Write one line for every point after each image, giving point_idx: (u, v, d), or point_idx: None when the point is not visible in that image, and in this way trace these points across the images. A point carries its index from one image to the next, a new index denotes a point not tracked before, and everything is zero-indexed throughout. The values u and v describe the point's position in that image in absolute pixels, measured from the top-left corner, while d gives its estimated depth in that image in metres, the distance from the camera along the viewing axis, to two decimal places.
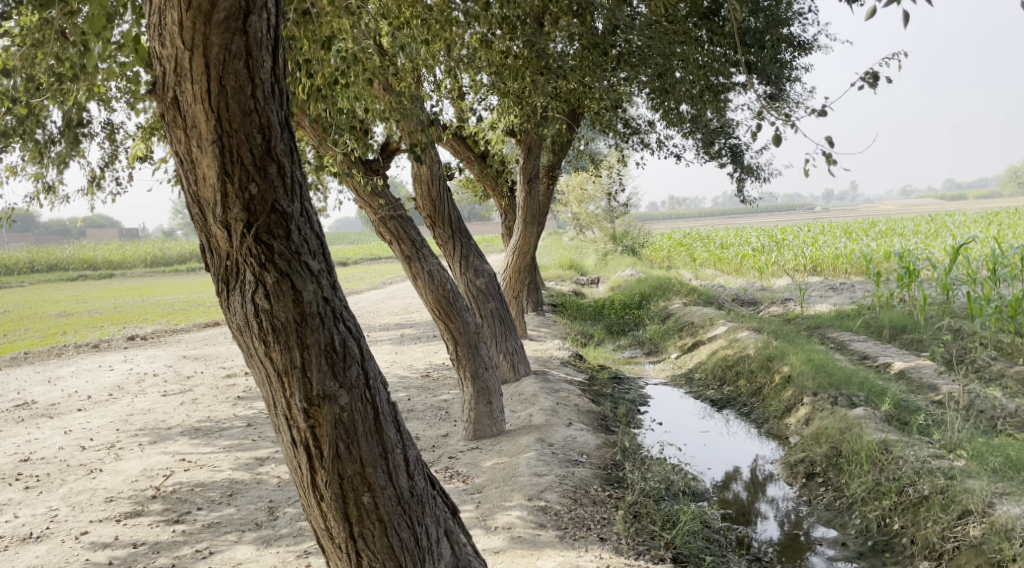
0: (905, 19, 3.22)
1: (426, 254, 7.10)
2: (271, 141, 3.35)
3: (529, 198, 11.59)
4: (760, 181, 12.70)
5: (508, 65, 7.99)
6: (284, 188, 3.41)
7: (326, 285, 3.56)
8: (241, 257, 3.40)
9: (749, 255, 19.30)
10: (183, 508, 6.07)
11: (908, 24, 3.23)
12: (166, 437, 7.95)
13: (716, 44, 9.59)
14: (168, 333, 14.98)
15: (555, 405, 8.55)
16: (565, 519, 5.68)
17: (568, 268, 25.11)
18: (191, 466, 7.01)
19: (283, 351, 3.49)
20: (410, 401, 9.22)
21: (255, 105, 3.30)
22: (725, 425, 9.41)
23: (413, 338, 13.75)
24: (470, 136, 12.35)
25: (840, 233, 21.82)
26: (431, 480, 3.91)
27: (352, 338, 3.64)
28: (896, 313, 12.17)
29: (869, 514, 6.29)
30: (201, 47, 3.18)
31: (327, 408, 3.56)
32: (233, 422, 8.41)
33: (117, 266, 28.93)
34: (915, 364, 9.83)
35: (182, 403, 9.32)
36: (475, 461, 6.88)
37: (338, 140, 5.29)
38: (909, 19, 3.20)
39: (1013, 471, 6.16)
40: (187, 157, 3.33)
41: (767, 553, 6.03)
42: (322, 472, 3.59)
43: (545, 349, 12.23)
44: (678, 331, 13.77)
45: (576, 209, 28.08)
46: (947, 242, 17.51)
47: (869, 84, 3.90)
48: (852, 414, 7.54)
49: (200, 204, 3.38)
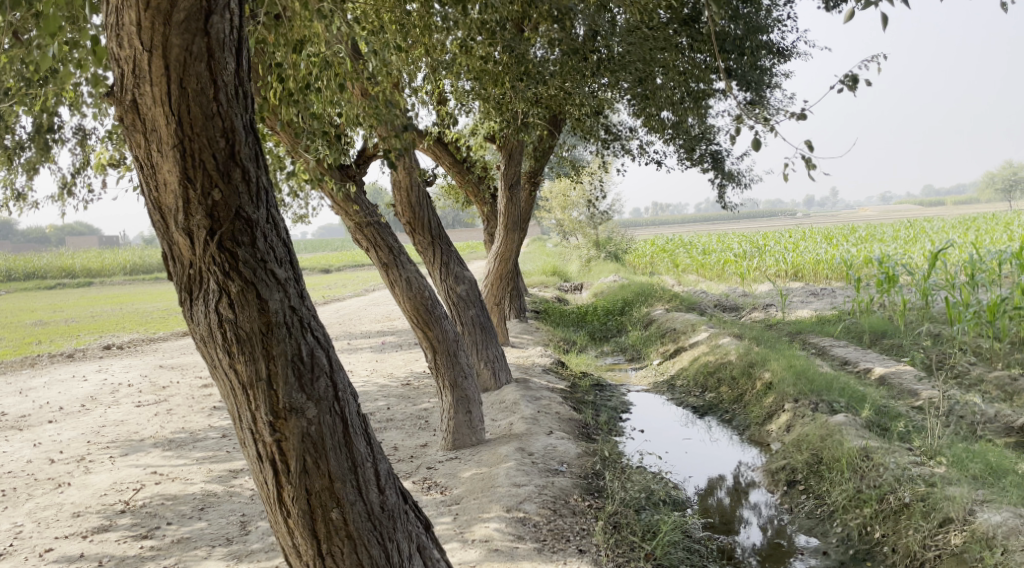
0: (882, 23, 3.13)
1: (404, 260, 6.98)
2: (235, 145, 3.26)
3: (511, 204, 11.46)
4: (741, 187, 12.72)
5: (489, 70, 8.18)
6: (248, 193, 3.32)
7: (293, 294, 3.47)
8: (205, 265, 3.29)
9: (731, 261, 19.35)
10: (152, 524, 5.92)
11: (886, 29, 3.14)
12: (138, 449, 7.78)
13: (697, 51, 9.67)
14: (145, 342, 14.76)
15: (536, 413, 8.46)
16: (544, 531, 5.59)
17: (551, 274, 25.07)
18: (163, 479, 6.86)
19: (248, 363, 3.39)
20: (390, 410, 9.09)
21: (218, 108, 3.21)
22: (706, 432, 9.37)
23: (394, 346, 13.62)
24: (452, 141, 12.26)
25: (820, 238, 21.94)
26: (403, 494, 3.81)
27: (320, 348, 3.55)
28: (876, 319, 12.18)
29: (850, 523, 6.24)
30: (161, 48, 3.09)
31: (294, 421, 3.46)
32: (207, 433, 8.25)
33: (95, 274, 28.38)
34: (895, 369, 9.84)
35: (156, 414, 9.14)
36: (453, 471, 6.76)
37: (311, 146, 5.10)
38: (887, 23, 3.14)
39: (993, 477, 6.15)
40: (148, 162, 3.23)
41: (749, 562, 5.98)
42: (289, 488, 3.49)
43: (527, 356, 12.15)
44: (660, 338, 13.72)
45: (560, 216, 28.07)
46: (925, 248, 17.65)
47: (849, 87, 3.79)
48: (833, 420, 7.50)
49: (161, 211, 3.28)
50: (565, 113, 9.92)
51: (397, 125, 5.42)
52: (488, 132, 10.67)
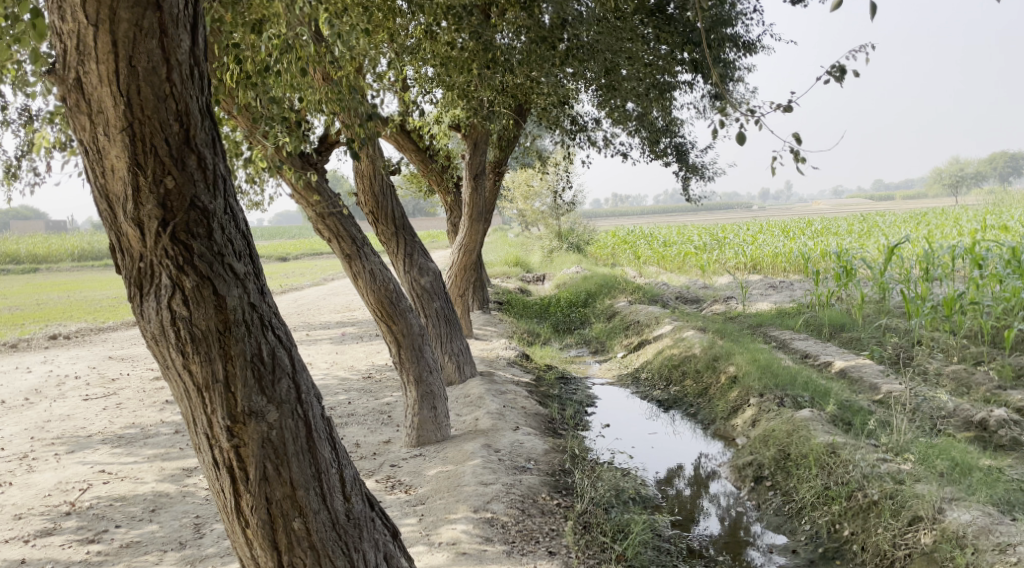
0: (872, 10, 3.05)
1: (367, 252, 6.73)
2: (189, 129, 3.05)
3: (475, 194, 11.24)
4: (705, 180, 12.67)
5: (455, 57, 7.97)
6: (205, 182, 3.12)
7: (252, 290, 3.27)
8: (156, 259, 3.07)
9: (691, 253, 19.40)
10: (99, 527, 5.64)
11: (877, 16, 3.07)
12: (85, 446, 7.45)
13: (663, 42, 9.40)
14: (94, 332, 14.27)
15: (501, 408, 8.30)
16: (512, 533, 5.45)
17: (513, 265, 24.91)
18: (111, 478, 6.56)
19: (204, 363, 3.18)
20: (351, 405, 8.87)
21: (171, 89, 2.99)
22: (671, 426, 9.34)
23: (354, 337, 13.34)
24: (415, 130, 11.95)
25: (778, 231, 22.11)
26: (370, 500, 3.66)
27: (282, 347, 3.37)
28: (835, 312, 12.23)
29: (818, 521, 6.20)
30: (108, 22, 2.86)
31: (253, 425, 3.27)
32: (159, 429, 7.94)
33: (41, 260, 27.52)
34: (856, 363, 9.87)
35: (104, 409, 8.78)
36: (418, 469, 6.58)
37: (270, 131, 4.72)
38: (878, 11, 3.03)
39: (959, 474, 6.14)
40: (93, 146, 3.00)
41: (709, 548, 6.10)
42: (248, 497, 3.31)
43: (491, 348, 11.97)
44: (624, 330, 13.65)
45: (522, 206, 27.87)
46: (880, 241, 17.87)
47: (837, 78, 3.75)
48: (799, 415, 7.47)
49: (109, 199, 3.05)
50: (530, 102, 9.72)
51: (360, 112, 5.12)
52: (453, 120, 10.47)
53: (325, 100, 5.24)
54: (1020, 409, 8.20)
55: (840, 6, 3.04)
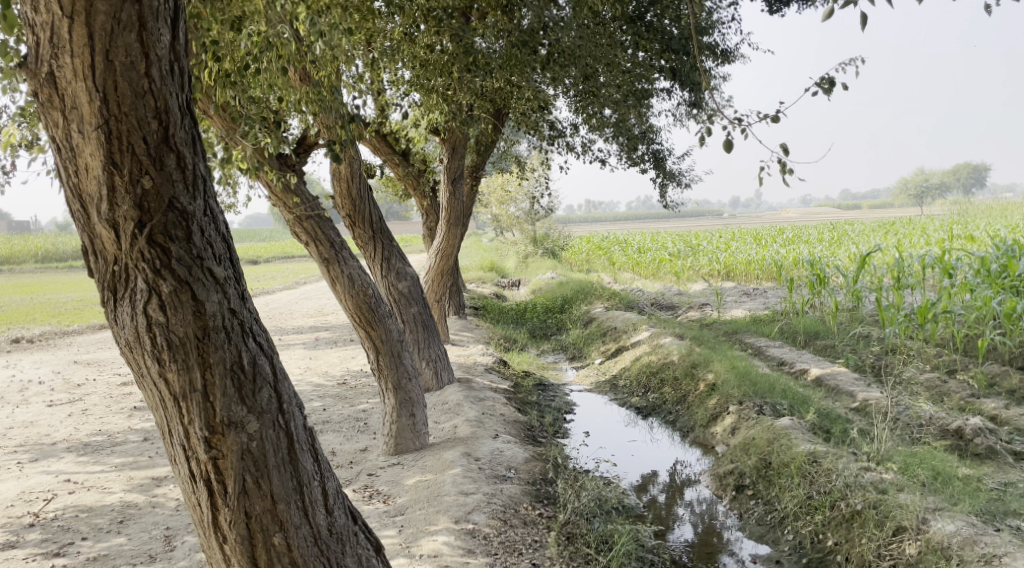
0: (861, 23, 3.02)
1: (347, 256, 6.56)
2: (169, 127, 2.93)
3: (453, 199, 11.11)
4: (682, 187, 12.68)
5: (433, 60, 7.96)
6: (184, 183, 2.99)
7: (232, 295, 3.15)
8: (131, 262, 2.94)
9: (666, 259, 19.42)
10: (64, 539, 5.45)
11: (864, 28, 3.04)
12: (49, 454, 7.22)
13: (641, 49, 9.33)
14: (58, 335, 13.93)
15: (480, 416, 8.19)
16: (494, 544, 5.36)
17: (488, 270, 24.80)
18: (77, 488, 6.35)
19: (181, 372, 3.05)
20: (326, 412, 8.70)
21: (150, 85, 2.86)
22: (648, 433, 9.29)
23: (327, 343, 13.15)
24: (393, 132, 11.80)
25: (751, 239, 22.22)
26: (353, 514, 3.55)
27: (263, 355, 3.25)
28: (810, 319, 12.27)
29: (801, 530, 6.16)
30: (84, 14, 2.73)
31: (232, 437, 3.14)
32: (126, 437, 7.72)
33: (3, 262, 26.89)
34: (831, 371, 9.89)
35: (69, 416, 8.53)
36: (396, 479, 6.45)
37: (249, 130, 4.48)
38: (867, 23, 3.00)
39: (940, 484, 6.11)
40: (66, 144, 2.86)
41: (685, 556, 6.07)
42: (226, 511, 3.17)
43: (469, 354, 11.86)
44: (601, 336, 13.60)
45: (496, 211, 27.85)
46: (851, 249, 18.01)
47: (826, 91, 3.72)
48: (778, 424, 7.44)
49: (82, 199, 2.91)
50: (509, 107, 9.57)
51: (343, 114, 4.98)
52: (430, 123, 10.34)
53: (305, 101, 5.10)
54: (995, 417, 8.23)
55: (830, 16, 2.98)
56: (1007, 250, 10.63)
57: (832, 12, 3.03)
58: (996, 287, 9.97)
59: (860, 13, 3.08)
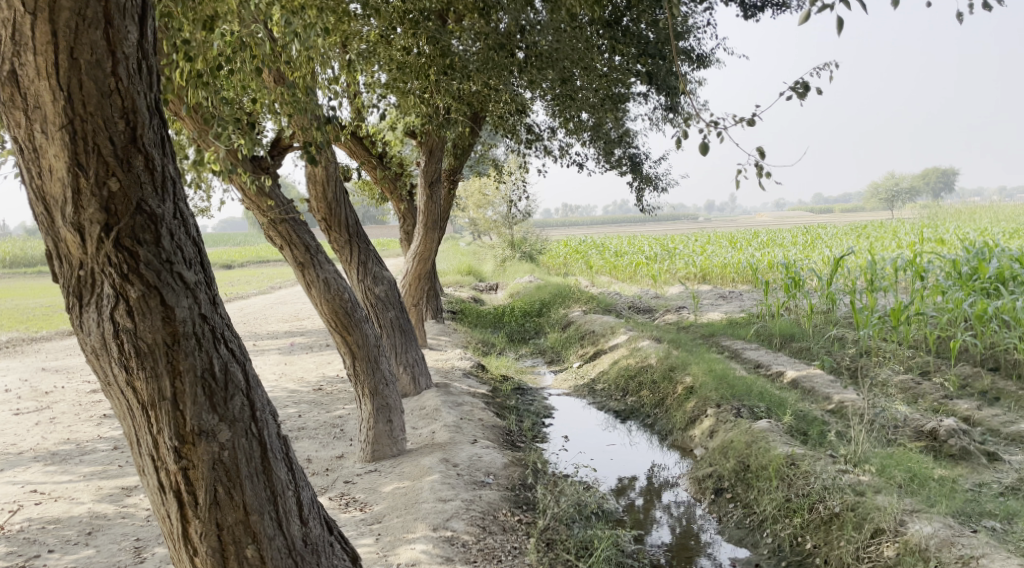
0: (839, 27, 2.96)
1: (322, 260, 6.45)
2: (137, 128, 2.85)
3: (430, 202, 11.02)
4: (659, 190, 12.70)
5: (411, 62, 7.94)
6: (152, 185, 2.91)
7: (203, 300, 3.07)
8: (97, 267, 2.86)
9: (643, 262, 19.42)
10: (30, 552, 5.31)
11: (842, 32, 2.97)
12: (15, 464, 7.05)
13: (618, 53, 9.22)
14: (26, 342, 13.66)
15: (458, 421, 8.12)
16: (473, 551, 5.30)
17: (466, 274, 24.71)
18: (43, 498, 6.20)
19: (149, 380, 2.97)
20: (301, 418, 8.58)
21: (117, 84, 2.79)
22: (627, 437, 9.27)
23: (303, 348, 13.00)
24: (368, 135, 11.69)
25: (727, 242, 22.33)
26: (328, 523, 3.49)
27: (235, 362, 3.18)
28: (785, 322, 12.30)
29: (780, 533, 6.16)
30: (47, 11, 2.64)
31: (203, 446, 3.06)
32: (95, 445, 7.56)
33: None
34: (808, 373, 9.92)
35: (37, 424, 8.34)
36: (373, 486, 6.36)
37: (222, 133, 4.39)
38: (844, 27, 2.94)
39: (917, 486, 6.13)
40: (29, 144, 2.77)
41: (663, 559, 6.06)
42: (196, 523, 3.09)
43: (446, 359, 11.76)
44: (579, 340, 13.56)
45: (473, 215, 28.30)
46: (825, 252, 18.11)
47: (800, 95, 3.66)
48: (757, 426, 7.43)
49: (46, 202, 2.82)
50: (486, 110, 9.52)
51: (318, 116, 4.88)
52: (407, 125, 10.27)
53: (281, 102, 4.99)
54: (968, 418, 8.28)
55: (808, 19, 2.92)
56: (977, 253, 10.71)
57: (809, 15, 2.97)
58: (967, 289, 10.04)
59: (837, 16, 3.01)
